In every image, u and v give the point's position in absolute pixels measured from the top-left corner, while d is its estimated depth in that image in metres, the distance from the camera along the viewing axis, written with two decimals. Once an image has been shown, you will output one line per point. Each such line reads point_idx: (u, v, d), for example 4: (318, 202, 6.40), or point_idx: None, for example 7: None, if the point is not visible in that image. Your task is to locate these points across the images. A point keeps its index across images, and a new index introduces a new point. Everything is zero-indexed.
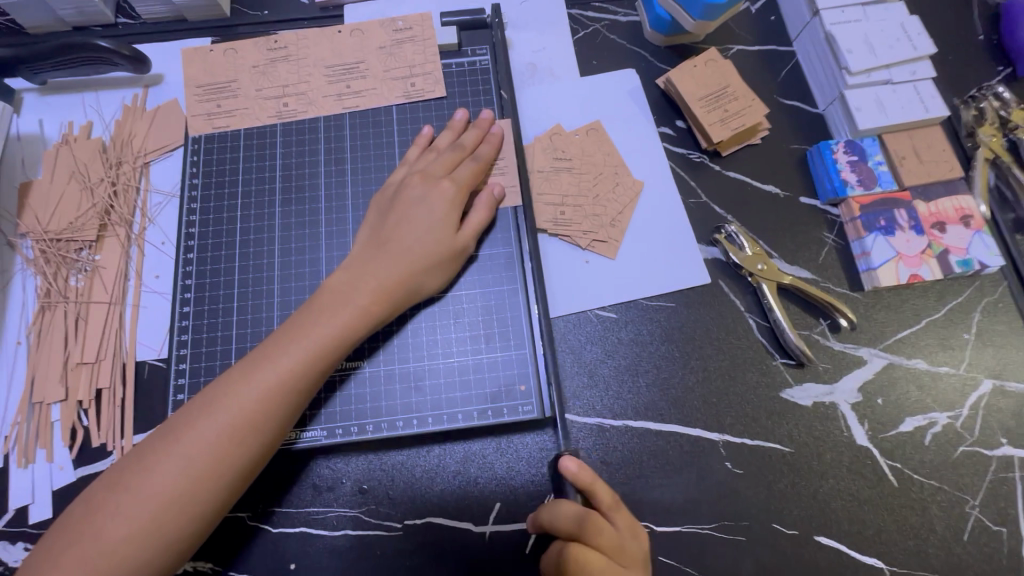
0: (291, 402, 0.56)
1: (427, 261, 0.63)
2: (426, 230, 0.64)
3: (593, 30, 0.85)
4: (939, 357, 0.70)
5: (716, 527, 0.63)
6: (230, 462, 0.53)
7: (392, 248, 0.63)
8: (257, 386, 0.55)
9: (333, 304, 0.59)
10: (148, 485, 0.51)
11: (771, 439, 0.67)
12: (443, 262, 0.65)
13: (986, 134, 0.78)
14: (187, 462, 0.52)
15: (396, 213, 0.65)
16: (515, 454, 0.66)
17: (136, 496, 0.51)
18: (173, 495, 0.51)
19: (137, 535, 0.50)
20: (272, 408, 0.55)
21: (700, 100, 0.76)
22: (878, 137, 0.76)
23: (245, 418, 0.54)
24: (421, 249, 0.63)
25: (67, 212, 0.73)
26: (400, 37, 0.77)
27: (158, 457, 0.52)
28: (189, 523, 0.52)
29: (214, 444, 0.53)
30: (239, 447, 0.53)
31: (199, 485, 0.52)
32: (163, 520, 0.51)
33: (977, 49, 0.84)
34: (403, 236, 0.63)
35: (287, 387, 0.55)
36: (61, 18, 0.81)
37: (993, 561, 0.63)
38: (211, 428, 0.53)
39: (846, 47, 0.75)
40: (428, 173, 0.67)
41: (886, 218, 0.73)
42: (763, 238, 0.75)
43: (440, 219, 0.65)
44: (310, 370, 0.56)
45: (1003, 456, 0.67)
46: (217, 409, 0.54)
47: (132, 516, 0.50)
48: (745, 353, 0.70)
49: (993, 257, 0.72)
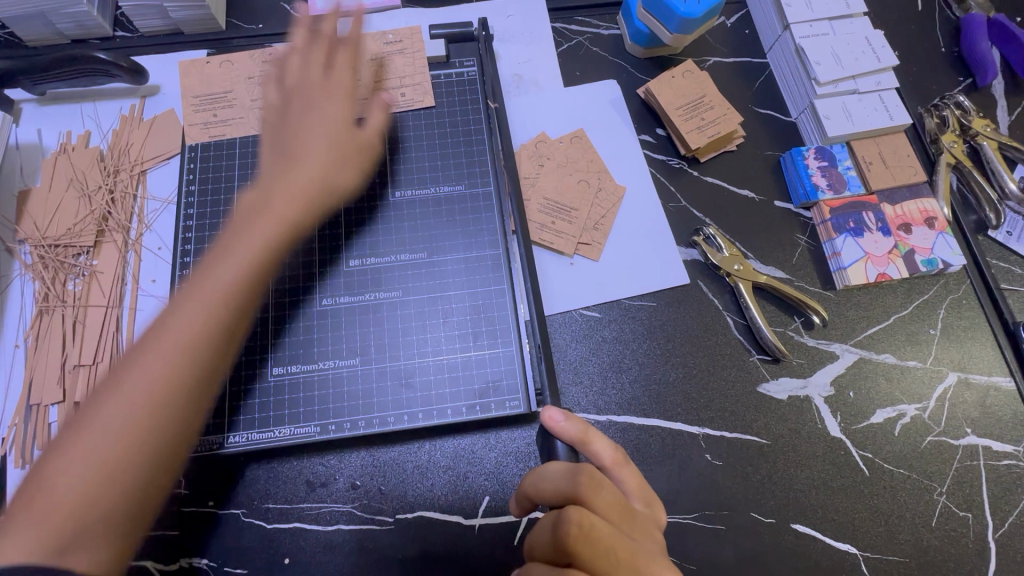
0: (238, 307, 0.52)
1: (335, 152, 0.62)
2: (324, 128, 0.62)
3: (576, 43, 0.88)
4: (908, 352, 0.74)
5: (697, 517, 0.66)
6: (175, 383, 0.48)
7: (300, 141, 0.61)
8: (192, 304, 0.50)
9: (251, 211, 0.56)
10: (91, 424, 0.46)
11: (749, 431, 0.69)
12: (352, 155, 0.63)
13: (948, 141, 0.82)
14: (127, 395, 0.47)
15: (296, 124, 0.62)
16: (503, 449, 0.69)
17: (80, 442, 0.46)
18: (119, 435, 0.46)
19: (86, 483, 0.45)
20: (207, 323, 0.50)
21: (678, 110, 0.80)
22: (846, 144, 0.80)
23: (181, 337, 0.49)
24: (326, 140, 0.61)
25: (65, 219, 0.75)
26: (391, 50, 0.80)
27: (98, 398, 0.47)
28: (145, 454, 0.47)
29: (156, 372, 0.48)
30: (181, 369, 0.49)
31: (147, 419, 0.47)
32: (112, 464, 0.46)
33: (939, 61, 0.89)
34: (305, 137, 0.61)
35: (224, 299, 0.51)
36: (61, 31, 0.83)
37: (960, 545, 0.66)
38: (153, 357, 0.48)
39: (814, 59, 0.79)
40: (324, 85, 0.65)
41: (855, 220, 0.77)
42: (739, 240, 0.78)
43: (333, 119, 0.63)
44: (243, 277, 0.52)
45: (968, 445, 0.70)
46: (155, 338, 0.49)
47: (77, 465, 0.45)
48: (723, 349, 0.73)
49: (956, 256, 0.75)
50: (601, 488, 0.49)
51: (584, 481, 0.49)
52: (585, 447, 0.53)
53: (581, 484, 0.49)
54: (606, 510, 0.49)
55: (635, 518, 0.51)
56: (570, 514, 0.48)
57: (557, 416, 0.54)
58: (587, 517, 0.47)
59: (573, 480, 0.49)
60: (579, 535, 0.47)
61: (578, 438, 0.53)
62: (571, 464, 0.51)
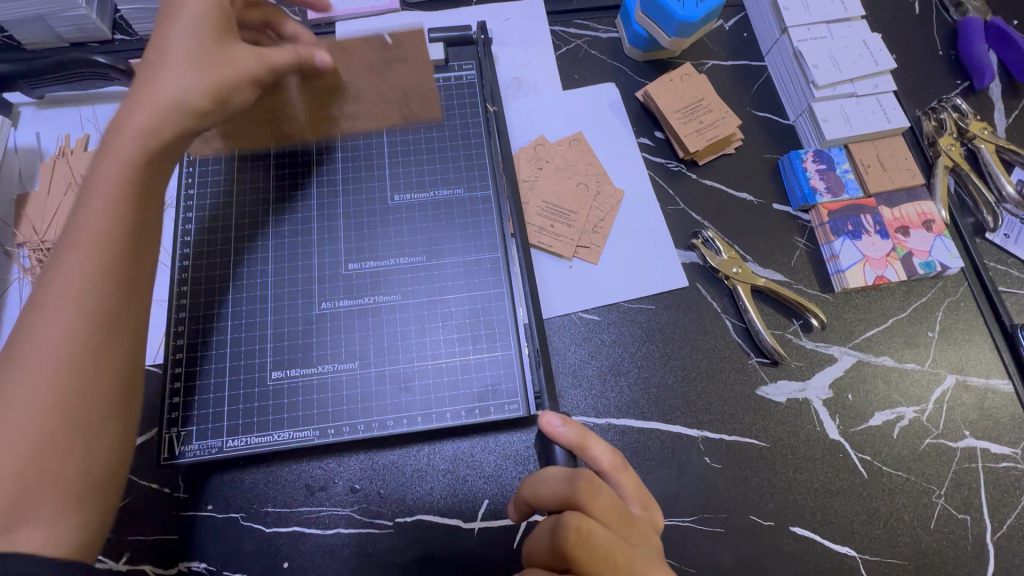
0: (129, 230, 0.51)
1: (200, 69, 0.58)
2: (181, 42, 0.58)
3: (575, 46, 0.89)
4: (906, 355, 0.74)
5: (696, 520, 0.66)
6: (83, 305, 0.48)
7: (152, 71, 0.57)
8: (75, 242, 0.49)
9: (106, 147, 0.54)
10: (9, 384, 0.45)
11: (747, 434, 0.70)
12: (216, 73, 0.59)
13: (946, 144, 0.82)
14: (43, 343, 0.46)
15: (157, 42, 0.58)
16: (502, 452, 0.69)
17: (2, 414, 0.44)
18: (46, 386, 0.45)
19: (26, 449, 0.44)
20: (94, 253, 0.49)
21: (676, 113, 0.80)
22: (844, 147, 0.80)
23: (75, 277, 0.48)
24: (186, 58, 0.57)
25: (64, 223, 0.75)
26: (389, 57, 0.76)
27: (4, 366, 0.46)
28: (83, 399, 0.46)
29: (63, 316, 0.47)
30: (83, 308, 0.48)
31: (67, 357, 0.46)
32: (45, 424, 0.45)
33: (937, 64, 0.89)
34: (166, 43, 0.58)
35: (112, 230, 0.50)
36: (59, 35, 0.83)
37: (958, 547, 0.67)
38: (51, 304, 0.47)
39: (812, 62, 0.80)
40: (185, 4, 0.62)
41: (853, 223, 0.77)
42: (738, 242, 0.78)
43: (195, 42, 0.58)
44: (122, 205, 0.51)
45: (967, 447, 0.70)
46: (48, 288, 0.48)
47: (9, 434, 0.43)
48: (722, 352, 0.73)
49: (954, 259, 0.76)
50: (598, 493, 0.49)
51: (582, 486, 0.49)
52: (583, 453, 0.53)
53: (579, 489, 0.49)
54: (604, 515, 0.49)
55: (633, 522, 0.51)
56: (568, 519, 0.47)
57: (554, 421, 0.54)
58: (586, 522, 0.47)
59: (571, 486, 0.49)
60: (578, 540, 0.46)
61: (575, 443, 0.53)
62: (569, 469, 0.51)
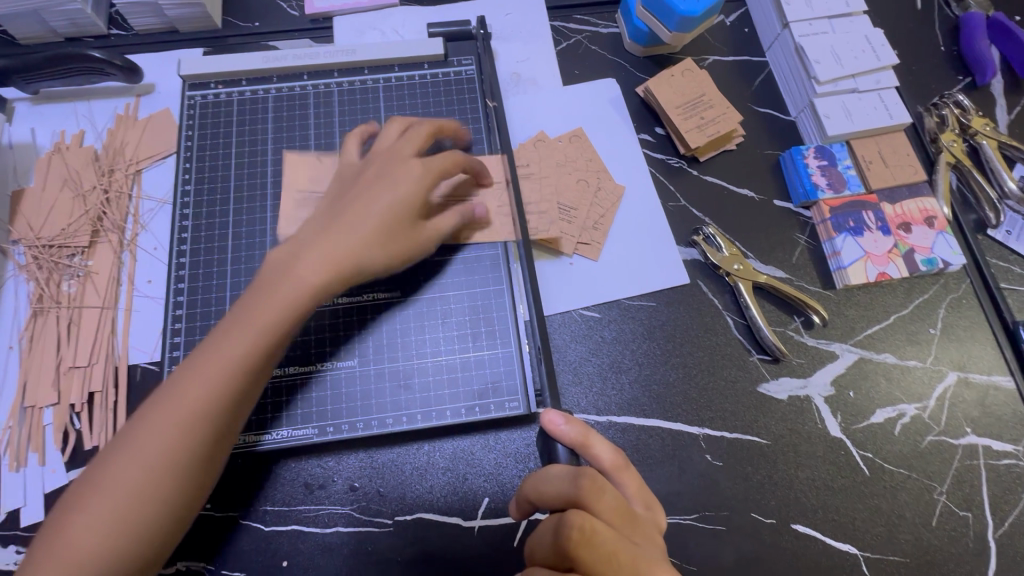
0: (246, 383, 0.53)
1: (383, 236, 0.60)
2: (387, 205, 0.61)
3: (575, 41, 0.88)
4: (908, 352, 0.73)
5: (697, 518, 0.66)
6: (184, 448, 0.51)
7: (348, 218, 0.59)
8: (207, 368, 0.52)
9: (275, 280, 0.55)
10: (108, 479, 0.50)
11: (749, 432, 0.69)
12: (403, 244, 0.62)
13: (948, 140, 0.82)
14: (142, 460, 0.50)
15: (356, 199, 0.61)
16: (503, 450, 0.68)
17: (97, 494, 0.49)
18: (137, 487, 0.50)
19: (100, 533, 0.49)
20: (224, 387, 0.52)
21: (677, 108, 0.79)
22: (845, 143, 0.80)
23: (191, 403, 0.51)
24: (378, 221, 0.60)
25: (60, 219, 0.74)
26: (411, 85, 0.79)
27: (116, 449, 0.51)
28: (159, 515, 0.50)
29: (162, 436, 0.50)
30: (187, 435, 0.51)
31: (159, 477, 0.50)
32: (123, 517, 0.49)
33: (939, 59, 0.89)
34: (361, 210, 0.60)
35: (240, 364, 0.53)
36: (54, 29, 0.82)
37: (960, 545, 0.66)
38: (158, 420, 0.51)
39: (814, 57, 0.79)
40: (395, 150, 0.64)
41: (855, 219, 0.76)
42: (739, 240, 0.78)
43: (400, 197, 0.61)
44: (274, 334, 0.54)
45: (968, 444, 0.70)
46: (162, 404, 0.51)
47: (93, 513, 0.49)
48: (723, 349, 0.73)
49: (956, 256, 0.75)
50: (602, 493, 0.49)
51: (586, 485, 0.49)
52: (585, 452, 0.53)
53: (582, 488, 0.49)
54: (607, 515, 0.48)
55: (636, 522, 0.50)
56: (571, 517, 0.47)
57: (557, 420, 0.53)
58: (588, 521, 0.47)
59: (574, 484, 0.49)
60: (580, 539, 0.46)
61: (579, 442, 0.53)
62: (572, 468, 0.51)
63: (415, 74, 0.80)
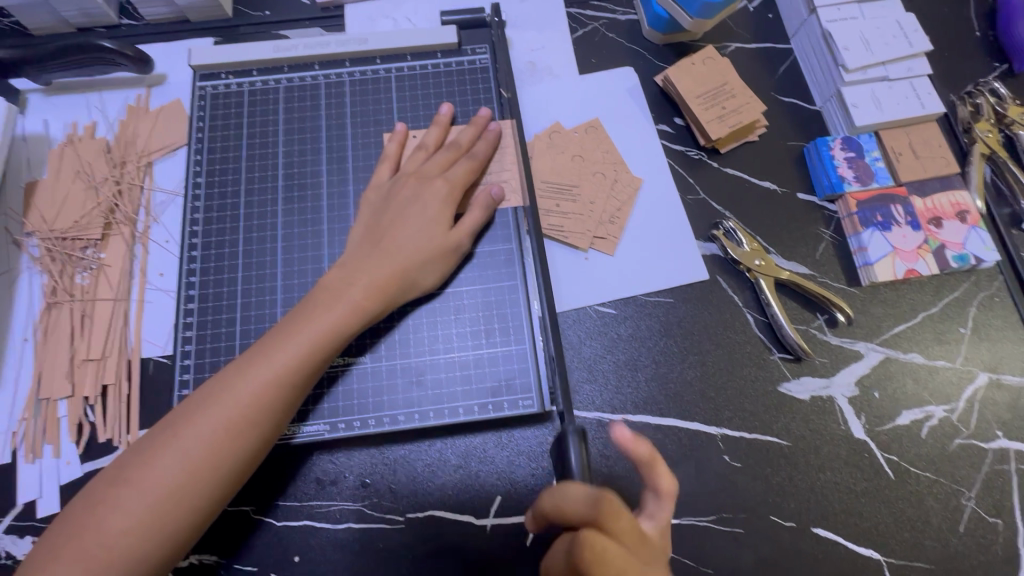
0: (287, 398, 0.56)
1: (421, 256, 0.63)
2: (418, 226, 0.64)
3: (592, 28, 0.85)
4: (936, 352, 0.71)
5: (714, 520, 0.64)
6: (222, 456, 0.53)
7: (388, 244, 0.63)
8: (256, 378, 0.55)
9: (327, 301, 0.59)
10: (146, 478, 0.52)
11: (769, 433, 0.67)
12: (438, 258, 0.64)
13: (982, 130, 0.78)
14: (182, 462, 0.52)
15: (386, 222, 0.64)
16: (515, 448, 0.67)
17: (136, 490, 0.51)
18: (174, 488, 0.52)
19: (136, 527, 0.51)
20: (270, 400, 0.55)
21: (697, 98, 0.77)
22: (874, 133, 0.77)
23: (239, 412, 0.54)
24: (415, 244, 0.63)
25: (73, 211, 0.74)
26: (419, 73, 0.77)
27: (157, 448, 0.53)
28: (186, 516, 0.52)
29: (208, 441, 0.53)
30: (232, 442, 0.54)
31: (196, 482, 0.52)
32: (159, 513, 0.51)
33: (974, 44, 0.85)
34: (399, 234, 0.63)
35: (288, 379, 0.56)
36: (65, 19, 0.81)
37: (987, 553, 0.64)
38: (206, 425, 0.53)
39: (842, 44, 0.76)
40: (421, 173, 0.67)
41: (883, 213, 0.74)
42: (760, 234, 0.75)
43: (433, 218, 0.65)
44: (321, 351, 0.57)
45: (999, 448, 0.67)
46: (210, 409, 0.54)
47: (130, 509, 0.51)
48: (743, 347, 0.71)
49: (989, 252, 0.72)
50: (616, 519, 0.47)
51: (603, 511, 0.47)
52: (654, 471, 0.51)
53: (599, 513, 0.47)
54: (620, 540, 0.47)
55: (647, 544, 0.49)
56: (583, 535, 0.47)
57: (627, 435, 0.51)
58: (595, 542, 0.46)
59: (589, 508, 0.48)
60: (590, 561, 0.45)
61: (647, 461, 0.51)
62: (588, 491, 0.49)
63: (427, 63, 0.78)
